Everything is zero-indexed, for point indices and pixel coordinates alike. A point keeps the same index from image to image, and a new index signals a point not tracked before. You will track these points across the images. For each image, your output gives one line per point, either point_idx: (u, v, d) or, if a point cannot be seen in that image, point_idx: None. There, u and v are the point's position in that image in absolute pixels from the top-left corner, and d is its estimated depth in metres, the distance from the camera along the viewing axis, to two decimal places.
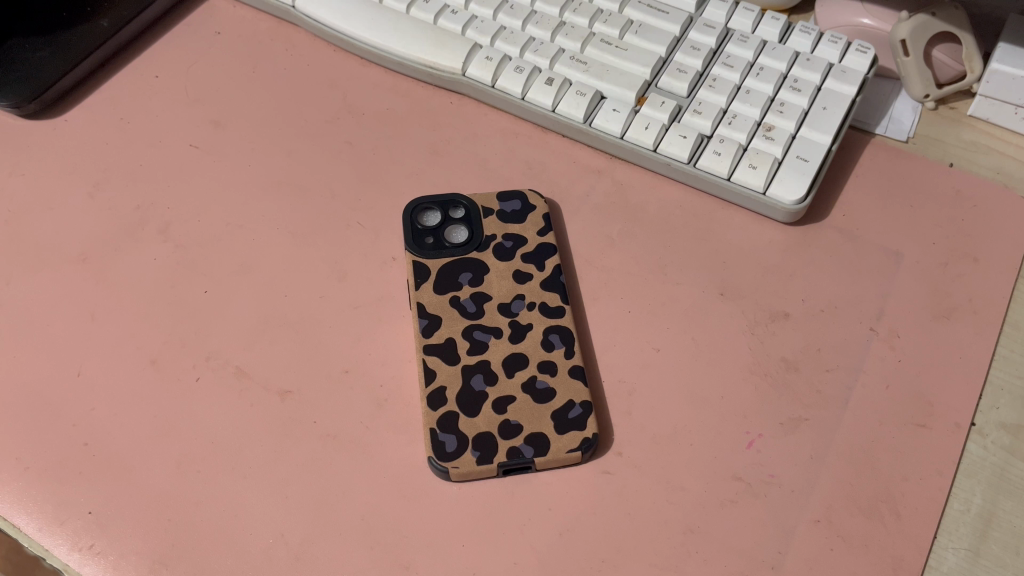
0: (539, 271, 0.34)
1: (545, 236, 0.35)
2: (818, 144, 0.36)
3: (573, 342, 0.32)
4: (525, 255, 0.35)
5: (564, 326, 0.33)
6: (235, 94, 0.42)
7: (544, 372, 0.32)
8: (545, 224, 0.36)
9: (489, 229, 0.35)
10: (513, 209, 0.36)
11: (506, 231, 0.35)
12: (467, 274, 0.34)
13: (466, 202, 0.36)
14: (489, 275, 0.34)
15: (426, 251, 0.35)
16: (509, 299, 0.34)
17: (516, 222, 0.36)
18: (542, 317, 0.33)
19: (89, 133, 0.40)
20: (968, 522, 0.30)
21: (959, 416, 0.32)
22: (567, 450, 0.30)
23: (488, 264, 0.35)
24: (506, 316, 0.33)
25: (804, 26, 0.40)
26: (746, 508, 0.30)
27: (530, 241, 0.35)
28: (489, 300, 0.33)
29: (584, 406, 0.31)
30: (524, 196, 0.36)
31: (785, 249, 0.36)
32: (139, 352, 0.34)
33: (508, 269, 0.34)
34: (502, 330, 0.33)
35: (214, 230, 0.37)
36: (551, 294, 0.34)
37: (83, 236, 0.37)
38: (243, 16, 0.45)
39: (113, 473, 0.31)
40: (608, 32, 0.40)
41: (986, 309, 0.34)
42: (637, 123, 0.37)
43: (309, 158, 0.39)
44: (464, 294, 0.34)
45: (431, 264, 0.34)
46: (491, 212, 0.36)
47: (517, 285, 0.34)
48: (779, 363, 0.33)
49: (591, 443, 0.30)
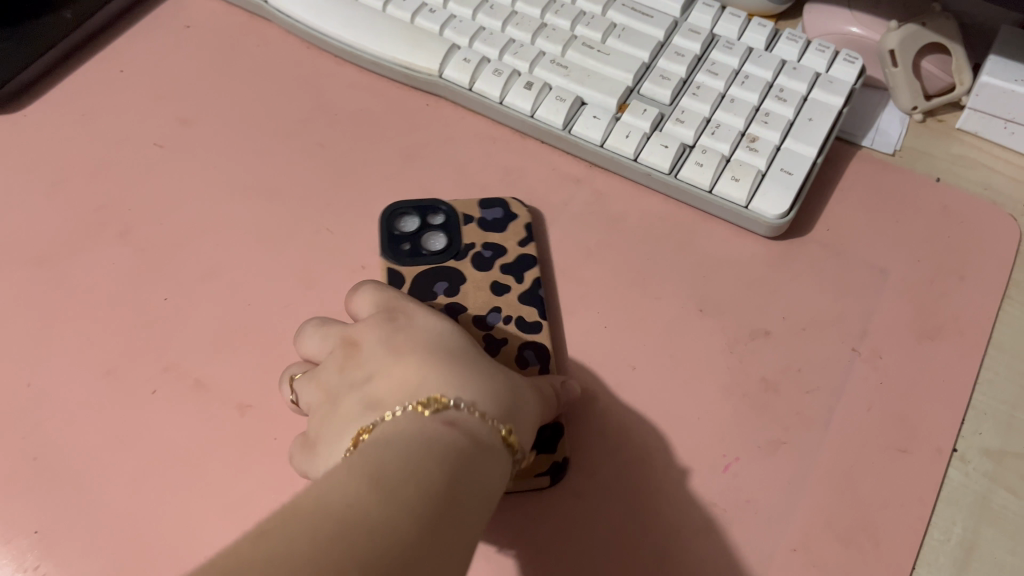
0: (517, 284, 0.33)
1: (525, 247, 0.34)
2: (803, 157, 0.35)
3: (548, 360, 0.32)
4: (503, 266, 0.34)
5: (539, 342, 0.32)
6: (203, 91, 0.40)
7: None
8: (526, 235, 0.35)
9: (468, 237, 0.35)
10: (494, 218, 0.35)
11: (485, 240, 0.34)
12: (444, 283, 0.33)
13: (445, 208, 0.35)
14: (465, 286, 0.33)
15: (402, 258, 0.34)
16: (486, 312, 0.33)
17: (497, 231, 0.35)
18: (518, 331, 0.32)
19: (48, 130, 0.38)
20: (947, 552, 0.29)
21: (941, 442, 0.31)
22: (537, 473, 0.30)
23: (465, 273, 0.34)
24: (481, 329, 0.32)
25: (790, 34, 0.39)
26: (721, 535, 0.29)
27: (509, 251, 0.34)
28: (464, 312, 0.33)
29: (555, 427, 0.31)
30: (506, 204, 0.35)
31: (767, 264, 0.35)
32: (94, 361, 0.32)
33: (485, 280, 0.34)
34: (475, 343, 0.32)
35: (177, 234, 0.35)
36: (529, 308, 0.33)
37: (42, 238, 0.35)
38: (214, 10, 0.43)
39: (63, 489, 0.29)
40: (590, 36, 0.39)
41: (971, 330, 0.33)
42: (618, 131, 0.36)
43: (277, 160, 0.38)
44: (439, 304, 0.33)
45: (406, 272, 0.34)
46: (470, 220, 0.35)
47: (494, 297, 0.33)
48: (758, 383, 0.32)
49: (558, 467, 0.30)
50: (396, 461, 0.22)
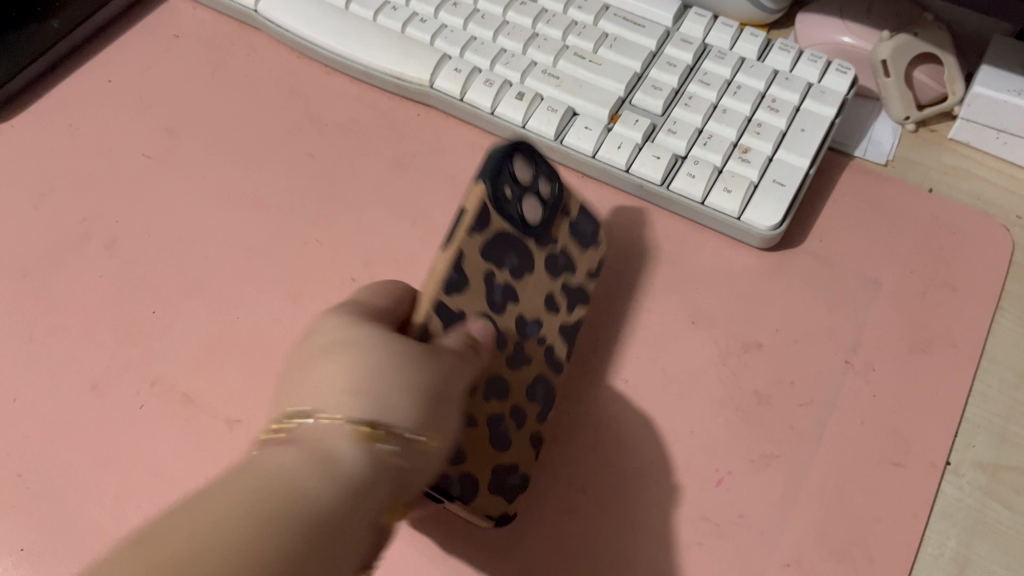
0: (564, 311, 0.32)
1: (589, 280, 0.33)
2: (795, 168, 0.35)
3: (548, 410, 0.31)
4: (565, 284, 0.32)
5: (550, 383, 0.31)
6: (192, 101, 0.40)
7: (514, 420, 0.29)
8: (596, 269, 0.34)
9: (558, 234, 0.31)
10: (586, 231, 0.33)
11: (567, 247, 0.32)
12: (516, 259, 0.29)
13: (561, 186, 0.31)
14: (529, 279, 0.30)
15: (500, 202, 0.28)
16: (529, 317, 0.30)
17: (577, 246, 0.33)
18: (542, 362, 0.31)
19: (35, 141, 0.38)
20: (941, 567, 0.28)
21: (935, 455, 0.30)
22: (486, 514, 0.28)
23: (535, 265, 0.30)
24: (518, 331, 0.30)
25: (783, 44, 0.38)
26: (714, 550, 0.29)
27: (577, 274, 0.33)
28: (515, 304, 0.29)
29: (520, 479, 0.30)
30: (599, 228, 0.34)
31: (760, 275, 0.35)
32: (81, 376, 0.32)
33: (545, 285, 0.31)
34: (508, 341, 0.29)
35: (164, 246, 0.35)
36: (562, 343, 0.32)
37: (29, 251, 0.35)
38: (202, 18, 0.43)
39: (48, 505, 0.29)
40: (581, 46, 0.38)
41: (964, 342, 0.33)
42: (610, 142, 0.36)
43: (266, 170, 0.38)
44: (501, 277, 0.29)
45: (496, 222, 0.28)
46: (568, 217, 0.32)
47: (543, 309, 0.31)
48: (750, 396, 0.32)
49: (506, 519, 0.29)
50: (185, 524, 0.19)
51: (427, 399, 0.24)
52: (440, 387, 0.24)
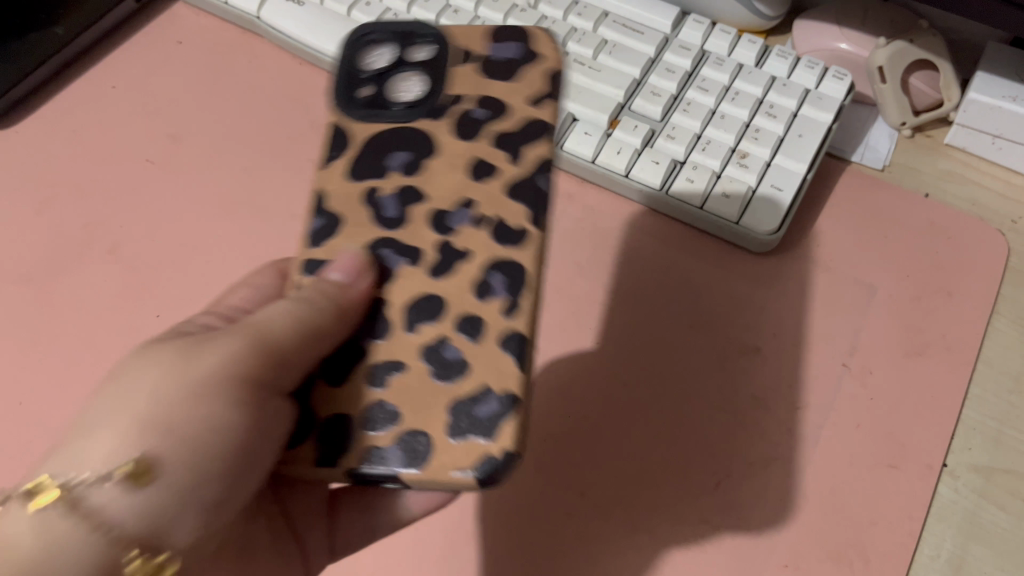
0: (509, 164, 0.27)
1: (538, 108, 0.27)
2: (793, 174, 0.35)
3: (519, 292, 0.25)
4: (495, 132, 0.27)
5: (513, 258, 0.25)
6: (194, 107, 0.40)
7: (464, 336, 0.25)
8: (544, 94, 0.27)
9: (460, 86, 0.28)
10: (506, 57, 0.28)
11: (481, 96, 0.28)
12: (404, 151, 0.28)
13: (434, 36, 0.29)
14: (433, 160, 0.27)
15: (355, 108, 0.29)
16: (452, 208, 0.27)
17: (503, 81, 0.28)
18: (490, 245, 0.26)
19: (39, 147, 0.38)
20: (937, 569, 0.29)
21: (931, 458, 0.31)
22: (454, 472, 0.23)
23: (433, 138, 0.28)
24: (437, 232, 0.26)
25: (780, 51, 0.39)
26: (712, 552, 0.29)
27: (511, 113, 0.27)
28: (421, 203, 0.27)
29: (503, 404, 0.23)
30: (529, 37, 0.28)
31: (758, 280, 0.35)
32: (85, 380, 0.32)
33: (462, 156, 0.27)
34: (423, 253, 0.26)
35: (167, 251, 0.35)
36: (517, 206, 0.26)
37: (33, 256, 0.35)
38: (204, 24, 0.43)
39: None
40: (581, 52, 0.39)
41: (960, 346, 0.33)
42: (609, 147, 0.36)
43: (269, 176, 0.38)
44: (388, 185, 0.27)
45: (358, 130, 0.28)
46: (473, 59, 0.29)
47: (466, 180, 0.27)
48: (748, 400, 0.32)
49: (490, 463, 0.23)
50: None
51: (215, 451, 0.23)
52: (243, 433, 0.23)
